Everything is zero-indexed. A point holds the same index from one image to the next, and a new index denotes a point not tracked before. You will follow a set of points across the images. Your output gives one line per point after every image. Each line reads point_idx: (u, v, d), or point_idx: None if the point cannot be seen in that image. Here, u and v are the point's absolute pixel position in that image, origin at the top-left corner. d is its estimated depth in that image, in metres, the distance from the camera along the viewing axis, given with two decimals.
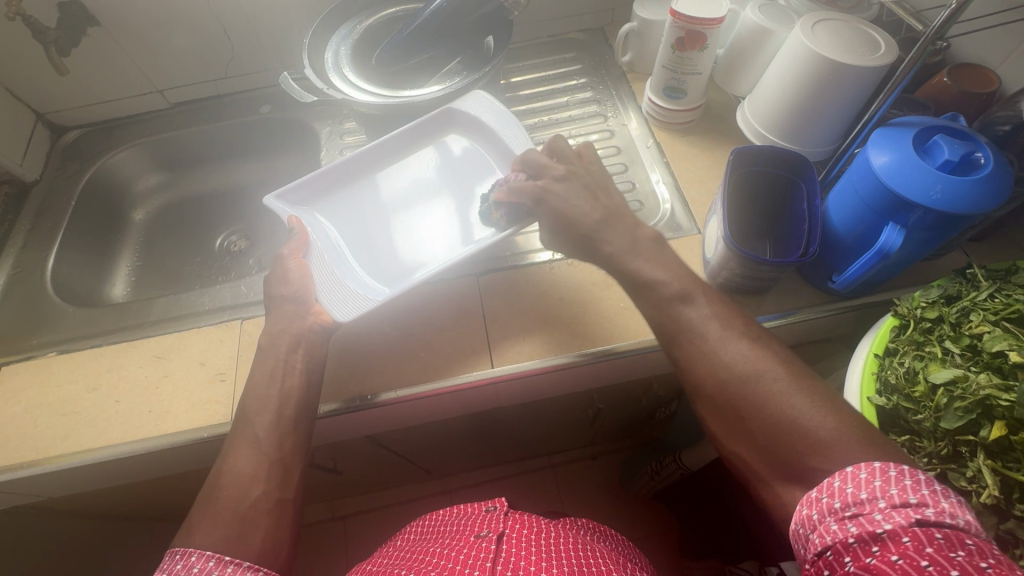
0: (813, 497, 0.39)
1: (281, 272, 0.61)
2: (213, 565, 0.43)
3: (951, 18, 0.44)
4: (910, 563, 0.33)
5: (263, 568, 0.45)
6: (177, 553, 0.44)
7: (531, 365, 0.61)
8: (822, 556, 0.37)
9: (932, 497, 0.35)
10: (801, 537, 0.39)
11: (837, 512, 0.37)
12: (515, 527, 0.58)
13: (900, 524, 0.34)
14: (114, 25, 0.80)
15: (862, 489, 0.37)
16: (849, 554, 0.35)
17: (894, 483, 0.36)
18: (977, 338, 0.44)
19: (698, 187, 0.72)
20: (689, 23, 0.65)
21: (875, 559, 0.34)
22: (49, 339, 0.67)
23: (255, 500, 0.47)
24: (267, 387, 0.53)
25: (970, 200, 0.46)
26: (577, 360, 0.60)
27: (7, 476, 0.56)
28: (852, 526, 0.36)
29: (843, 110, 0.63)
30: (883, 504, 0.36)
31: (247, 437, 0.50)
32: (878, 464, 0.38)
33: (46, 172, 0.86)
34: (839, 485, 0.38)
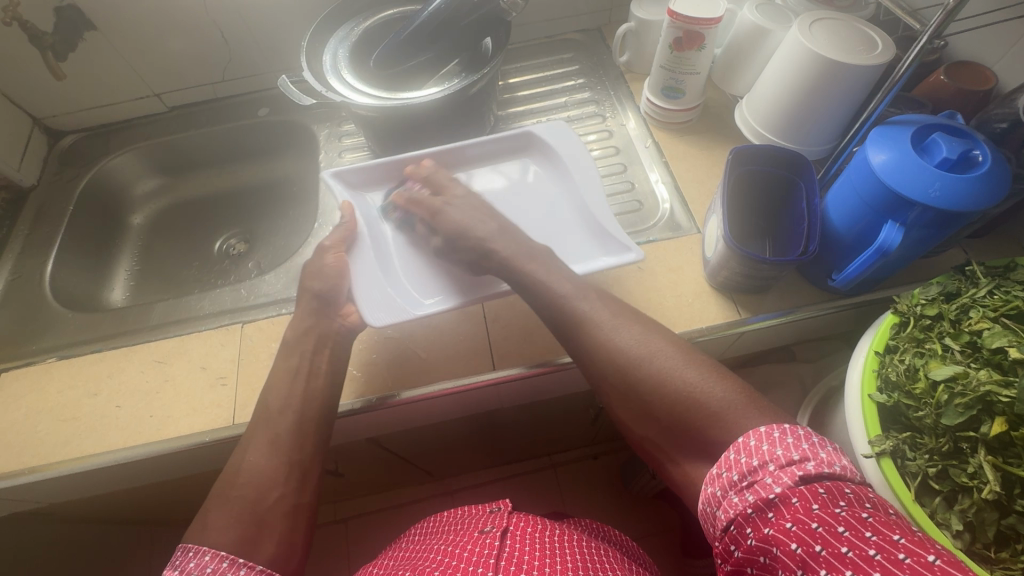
0: (714, 474, 0.39)
1: (319, 267, 0.61)
2: (226, 566, 0.42)
3: (948, 17, 0.44)
4: (803, 528, 0.33)
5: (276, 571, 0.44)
6: (190, 551, 0.43)
7: (533, 367, 0.61)
8: (728, 530, 0.37)
9: (811, 451, 0.37)
10: (707, 514, 0.39)
11: (735, 484, 0.37)
12: (519, 524, 0.58)
13: (787, 487, 0.35)
14: (111, 29, 0.80)
15: (754, 457, 0.37)
16: (750, 524, 0.35)
17: (779, 445, 0.37)
18: (977, 334, 0.45)
19: (697, 187, 0.72)
20: (687, 23, 0.66)
21: (773, 527, 0.34)
22: (49, 345, 0.67)
23: (272, 503, 0.47)
24: (289, 389, 0.53)
25: (968, 197, 0.47)
26: (556, 366, 0.61)
27: (7, 483, 0.56)
28: (749, 496, 0.36)
29: (841, 109, 0.63)
30: (772, 468, 0.36)
31: (269, 433, 0.51)
32: (759, 429, 0.39)
33: (43, 177, 0.85)
34: (734, 457, 0.38)
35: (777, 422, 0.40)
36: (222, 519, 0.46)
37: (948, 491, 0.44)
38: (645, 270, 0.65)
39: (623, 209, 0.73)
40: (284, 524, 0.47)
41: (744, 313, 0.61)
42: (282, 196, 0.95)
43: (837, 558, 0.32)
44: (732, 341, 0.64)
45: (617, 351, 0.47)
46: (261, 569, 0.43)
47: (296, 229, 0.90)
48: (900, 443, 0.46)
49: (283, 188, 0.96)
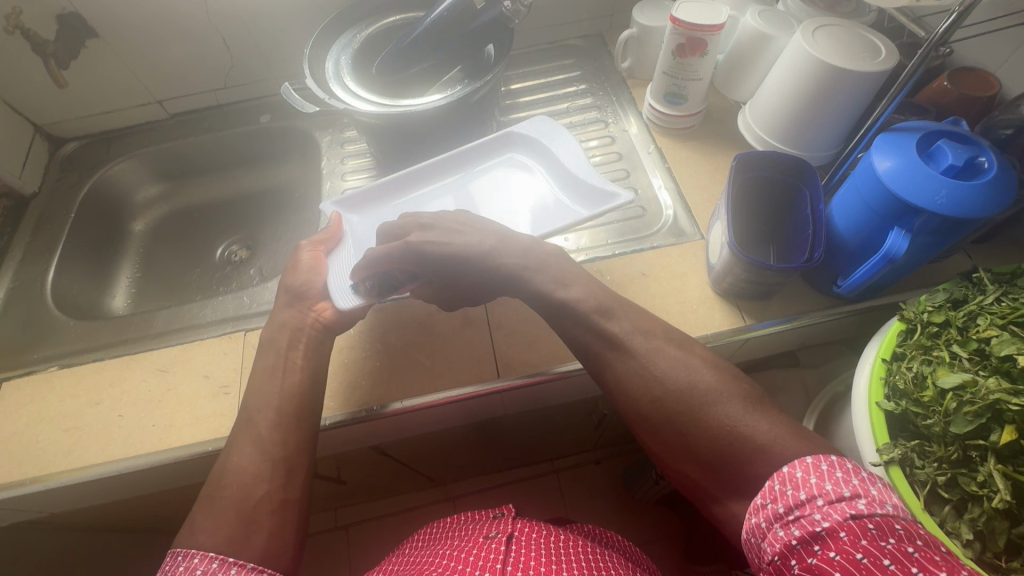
0: (758, 504, 0.39)
1: (296, 266, 0.62)
2: (215, 566, 0.42)
3: (955, 24, 0.44)
4: (847, 558, 0.34)
5: (267, 569, 0.44)
6: (179, 556, 0.43)
7: (537, 373, 0.60)
8: (772, 562, 0.37)
9: (862, 487, 0.36)
10: (752, 544, 0.39)
11: (781, 517, 0.37)
12: (523, 530, 0.58)
13: (835, 521, 0.35)
14: (114, 37, 0.80)
15: (801, 490, 0.37)
16: (794, 556, 0.36)
17: (827, 479, 0.37)
18: (985, 342, 0.45)
19: (700, 192, 0.72)
20: (689, 29, 0.66)
21: (817, 558, 0.35)
22: (51, 353, 0.67)
23: (261, 496, 0.47)
24: (269, 384, 0.53)
25: (974, 205, 0.46)
26: (557, 373, 0.60)
27: (8, 493, 0.56)
28: (795, 529, 0.36)
29: (844, 115, 0.63)
30: (820, 503, 0.36)
31: (250, 436, 0.50)
32: (807, 460, 0.39)
33: (45, 184, 0.85)
34: (779, 488, 0.38)
35: (827, 452, 0.40)
36: (213, 519, 0.45)
37: (957, 499, 0.44)
38: (649, 276, 0.65)
39: (626, 214, 0.72)
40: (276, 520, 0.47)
41: (748, 319, 0.61)
42: (283, 203, 0.95)
43: None
44: (736, 347, 0.63)
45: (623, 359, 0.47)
46: (252, 567, 0.42)
47: (297, 235, 0.90)
48: (909, 451, 0.46)
49: (284, 195, 0.96)
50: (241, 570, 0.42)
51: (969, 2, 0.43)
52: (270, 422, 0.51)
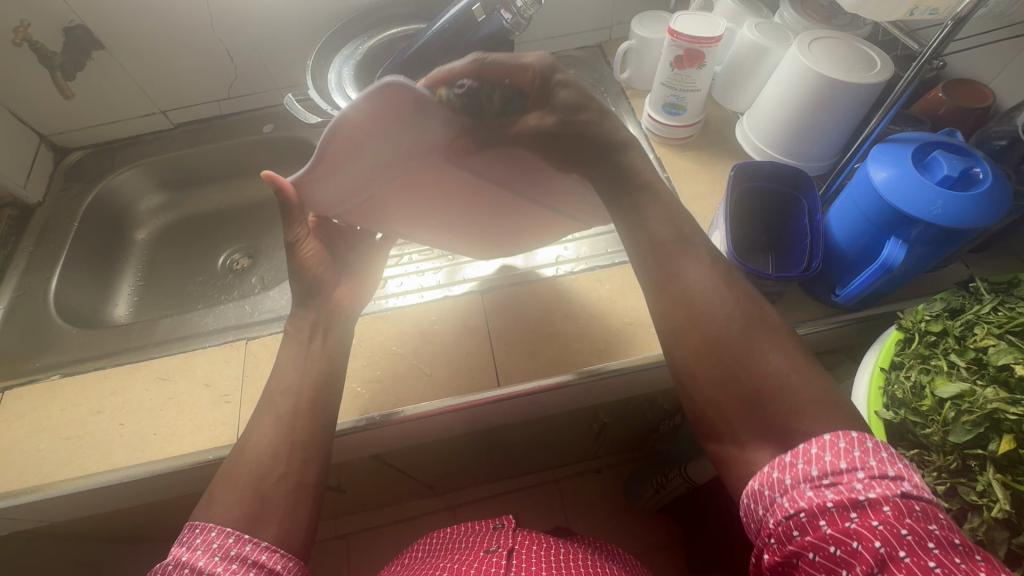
0: (788, 462, 0.39)
1: None
2: (232, 542, 0.44)
3: (947, 38, 0.45)
4: (891, 530, 0.34)
5: (281, 549, 0.45)
6: (197, 528, 0.45)
7: (545, 381, 0.61)
8: (793, 517, 0.37)
9: (905, 470, 0.37)
10: (761, 496, 0.39)
11: (814, 479, 0.37)
12: (524, 543, 0.58)
13: (881, 494, 0.35)
14: (120, 48, 0.81)
15: (842, 458, 0.37)
16: (825, 517, 0.36)
17: (871, 454, 0.37)
18: (982, 351, 0.45)
19: (699, 202, 0.73)
20: (688, 42, 0.67)
21: (854, 524, 0.35)
22: (53, 361, 0.67)
23: (274, 479, 0.48)
24: (296, 368, 0.53)
25: (969, 215, 0.47)
26: (579, 378, 0.61)
27: (10, 502, 0.56)
28: (830, 493, 0.36)
29: (840, 126, 0.64)
30: (862, 475, 0.36)
31: (253, 429, 0.51)
32: (852, 434, 0.39)
33: (50, 192, 0.86)
34: (817, 452, 0.38)
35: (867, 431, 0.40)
36: (227, 496, 0.47)
37: (957, 509, 0.44)
38: None
39: None
40: (287, 504, 0.47)
41: None
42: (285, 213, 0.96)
43: (922, 568, 0.33)
44: None
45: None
46: (265, 546, 0.44)
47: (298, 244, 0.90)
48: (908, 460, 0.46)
49: None
50: (257, 548, 0.44)
51: (959, 17, 0.44)
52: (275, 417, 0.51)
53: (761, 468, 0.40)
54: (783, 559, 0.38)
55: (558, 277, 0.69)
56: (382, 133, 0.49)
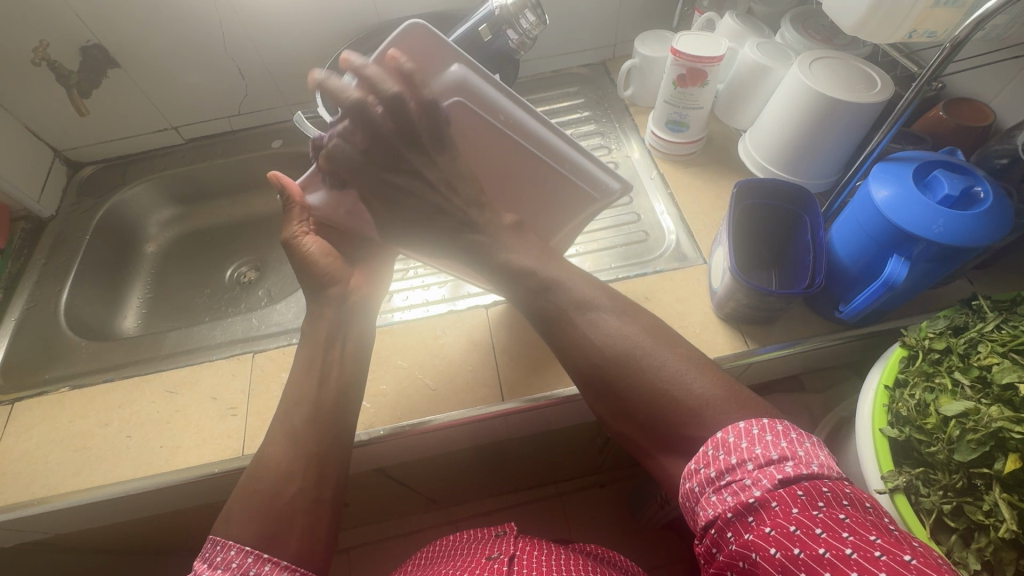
0: (692, 470, 0.40)
1: None
2: (251, 560, 0.43)
3: (946, 59, 0.46)
4: (782, 531, 0.34)
5: (300, 567, 0.45)
6: (218, 544, 0.45)
7: (522, 402, 0.61)
8: (710, 533, 0.38)
9: (789, 448, 0.38)
10: (689, 508, 0.41)
11: (713, 482, 0.38)
12: (526, 549, 0.57)
13: (764, 490, 0.36)
14: (135, 66, 0.83)
15: (732, 454, 0.38)
16: (731, 529, 0.36)
17: (757, 442, 0.38)
18: (987, 369, 0.45)
19: (702, 218, 0.73)
20: (690, 61, 0.68)
21: (752, 532, 0.35)
22: (62, 374, 0.68)
23: (292, 497, 0.48)
24: (304, 379, 0.54)
25: (970, 234, 0.47)
26: (528, 405, 0.61)
27: (16, 513, 0.56)
28: (727, 496, 0.37)
29: (842, 144, 0.64)
30: (750, 467, 0.37)
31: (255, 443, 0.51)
32: (739, 426, 0.40)
33: (63, 207, 0.88)
34: (712, 453, 0.39)
35: (758, 417, 0.41)
36: (242, 509, 0.47)
37: (963, 529, 0.44)
38: (650, 300, 0.66)
39: (628, 239, 0.74)
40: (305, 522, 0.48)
41: (752, 343, 0.61)
42: None
43: (815, 559, 0.32)
44: (741, 371, 0.64)
45: (646, 368, 0.45)
46: (285, 565, 0.44)
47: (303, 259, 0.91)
48: (913, 479, 0.46)
49: None
50: (275, 567, 0.44)
51: (957, 39, 0.44)
52: (280, 427, 0.51)
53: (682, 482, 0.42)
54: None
55: None
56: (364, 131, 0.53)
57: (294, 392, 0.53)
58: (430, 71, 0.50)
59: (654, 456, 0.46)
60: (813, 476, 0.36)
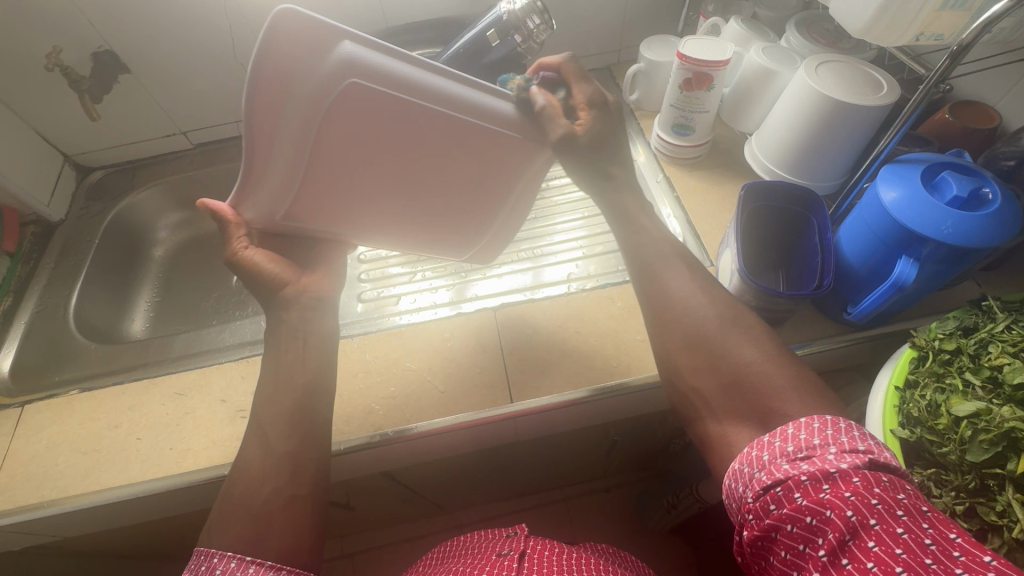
0: (767, 442, 0.40)
1: None
2: (234, 565, 0.43)
3: (953, 62, 0.46)
4: (862, 500, 0.33)
5: (285, 566, 0.45)
6: (202, 556, 0.44)
7: (584, 392, 0.61)
8: (771, 490, 0.37)
9: (877, 446, 0.37)
10: (744, 475, 0.40)
11: (790, 454, 0.38)
12: (537, 547, 0.57)
13: (850, 465, 0.35)
14: (144, 72, 0.83)
15: (816, 436, 0.38)
16: (800, 490, 0.35)
17: (843, 433, 0.38)
18: (998, 369, 0.45)
19: (709, 220, 0.74)
20: (696, 65, 0.69)
21: (828, 494, 0.34)
22: (72, 376, 0.69)
23: (267, 496, 0.48)
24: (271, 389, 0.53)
25: (980, 235, 0.48)
26: (591, 395, 0.61)
27: (27, 515, 0.56)
28: (805, 465, 0.37)
29: (848, 146, 0.65)
30: (834, 448, 0.37)
31: (259, 442, 0.51)
32: (826, 417, 0.40)
33: (72, 211, 0.88)
34: (794, 433, 0.40)
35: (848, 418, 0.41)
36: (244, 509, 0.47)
37: (976, 530, 0.43)
38: None
39: None
40: (285, 522, 0.47)
41: None
42: None
43: (891, 535, 0.32)
44: None
45: None
46: (270, 565, 0.44)
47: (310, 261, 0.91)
48: (926, 480, 0.46)
49: None
50: (260, 568, 0.43)
51: (964, 42, 0.45)
52: (287, 426, 0.51)
53: (744, 450, 0.42)
54: (762, 534, 0.37)
55: (569, 294, 0.70)
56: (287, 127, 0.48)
57: (303, 393, 0.53)
58: (319, 55, 0.45)
59: (722, 424, 0.46)
60: (900, 474, 0.36)
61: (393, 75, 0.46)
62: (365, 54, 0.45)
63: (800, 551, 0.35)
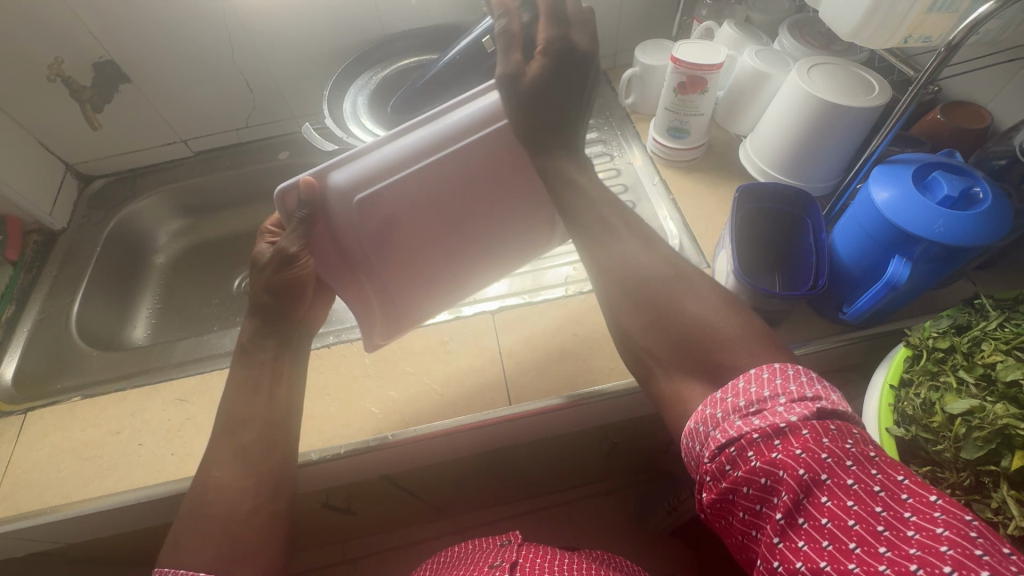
0: (718, 398, 0.40)
1: None
2: None
3: (941, 63, 0.46)
4: (812, 455, 0.34)
5: None
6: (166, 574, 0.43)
7: (560, 399, 0.61)
8: (725, 451, 0.37)
9: (824, 391, 0.38)
10: (700, 434, 0.40)
11: (741, 409, 0.38)
12: (529, 556, 0.57)
13: (800, 417, 0.35)
14: (144, 81, 0.84)
15: (766, 388, 0.38)
16: (753, 449, 0.36)
17: (792, 380, 0.39)
18: (991, 367, 0.45)
19: (705, 221, 0.74)
20: (690, 68, 0.69)
21: (780, 452, 0.35)
22: (75, 382, 0.69)
23: (248, 514, 0.48)
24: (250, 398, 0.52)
25: (972, 234, 0.48)
26: (568, 402, 0.61)
27: (29, 521, 0.57)
28: (756, 420, 0.37)
29: (842, 147, 0.65)
30: (784, 400, 0.37)
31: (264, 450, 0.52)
32: (775, 366, 0.40)
33: (74, 219, 0.89)
34: (744, 385, 0.39)
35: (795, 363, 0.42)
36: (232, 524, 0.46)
37: None
38: None
39: None
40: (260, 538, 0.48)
41: None
42: None
43: (841, 487, 0.33)
44: None
45: None
46: None
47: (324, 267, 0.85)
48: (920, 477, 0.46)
49: None
50: None
51: (951, 44, 0.45)
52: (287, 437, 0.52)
53: (698, 409, 0.41)
54: (720, 496, 0.37)
55: (566, 298, 0.70)
56: (344, 252, 0.53)
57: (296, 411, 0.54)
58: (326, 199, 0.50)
59: (672, 381, 0.46)
60: (845, 418, 0.37)
61: (383, 161, 0.49)
62: (353, 168, 0.49)
63: (757, 510, 0.35)
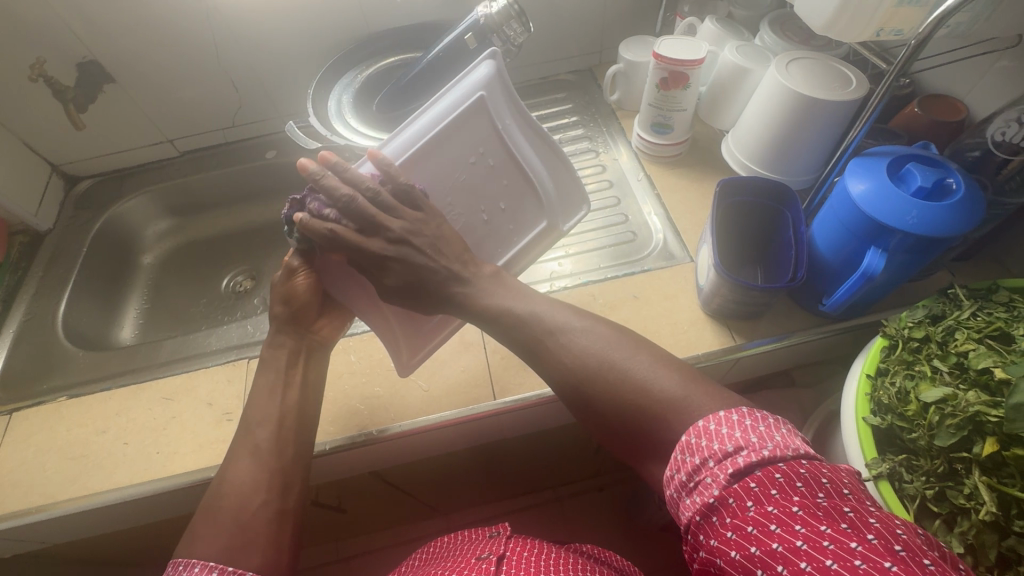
0: (668, 476, 0.40)
1: None
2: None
3: (912, 55, 0.47)
4: (741, 532, 0.34)
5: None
6: (180, 565, 0.44)
7: (532, 396, 0.62)
8: (687, 537, 0.37)
9: (743, 437, 0.37)
10: (671, 515, 0.40)
11: (685, 485, 0.38)
12: (515, 549, 0.57)
13: (724, 488, 0.35)
14: (128, 80, 0.84)
15: (696, 455, 0.38)
16: (701, 532, 0.36)
17: (716, 437, 0.38)
18: (964, 356, 0.46)
19: (689, 216, 0.75)
20: (672, 64, 0.70)
21: (716, 536, 0.35)
22: (60, 383, 0.69)
23: (255, 510, 0.48)
24: (267, 399, 0.54)
25: (945, 224, 0.49)
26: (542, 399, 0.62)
27: (13, 522, 0.57)
28: (696, 499, 0.37)
29: (821, 141, 0.66)
30: (712, 464, 0.37)
31: (248, 447, 0.52)
32: (700, 424, 0.39)
33: (59, 221, 0.89)
34: (680, 456, 0.39)
35: (725, 412, 0.40)
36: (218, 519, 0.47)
37: (946, 513, 0.44)
38: (639, 299, 0.67)
39: (618, 239, 0.75)
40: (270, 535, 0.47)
41: (739, 339, 0.62)
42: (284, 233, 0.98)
43: (770, 555, 0.32)
44: (729, 367, 0.64)
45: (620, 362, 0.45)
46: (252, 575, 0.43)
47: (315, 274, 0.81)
48: (897, 465, 0.47)
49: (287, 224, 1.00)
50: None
51: (922, 36, 0.46)
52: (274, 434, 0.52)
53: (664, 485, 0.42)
54: None
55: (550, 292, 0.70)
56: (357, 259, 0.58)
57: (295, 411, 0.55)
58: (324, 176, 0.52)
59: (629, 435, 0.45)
60: (768, 461, 0.35)
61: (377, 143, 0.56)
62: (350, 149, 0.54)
63: None
